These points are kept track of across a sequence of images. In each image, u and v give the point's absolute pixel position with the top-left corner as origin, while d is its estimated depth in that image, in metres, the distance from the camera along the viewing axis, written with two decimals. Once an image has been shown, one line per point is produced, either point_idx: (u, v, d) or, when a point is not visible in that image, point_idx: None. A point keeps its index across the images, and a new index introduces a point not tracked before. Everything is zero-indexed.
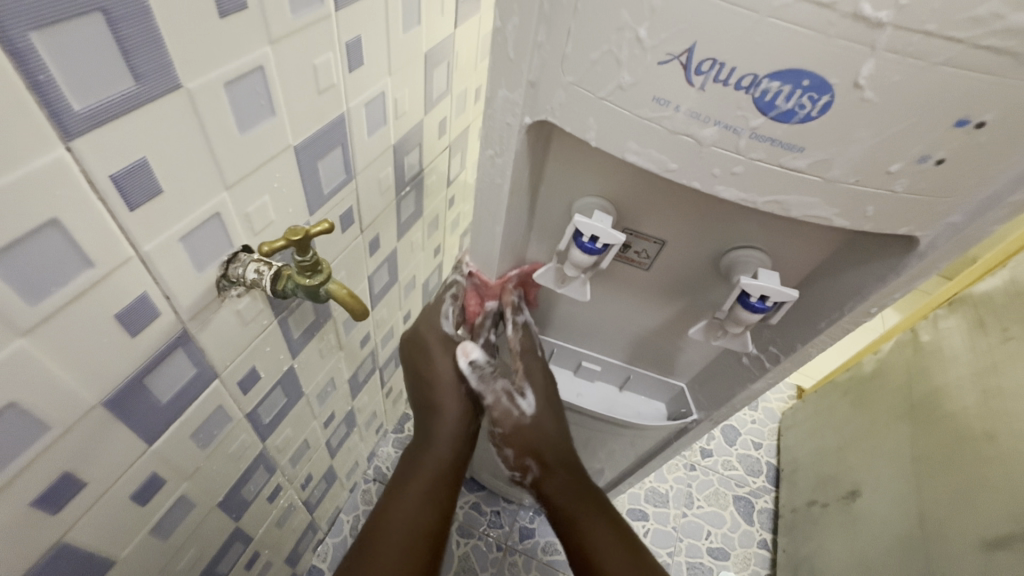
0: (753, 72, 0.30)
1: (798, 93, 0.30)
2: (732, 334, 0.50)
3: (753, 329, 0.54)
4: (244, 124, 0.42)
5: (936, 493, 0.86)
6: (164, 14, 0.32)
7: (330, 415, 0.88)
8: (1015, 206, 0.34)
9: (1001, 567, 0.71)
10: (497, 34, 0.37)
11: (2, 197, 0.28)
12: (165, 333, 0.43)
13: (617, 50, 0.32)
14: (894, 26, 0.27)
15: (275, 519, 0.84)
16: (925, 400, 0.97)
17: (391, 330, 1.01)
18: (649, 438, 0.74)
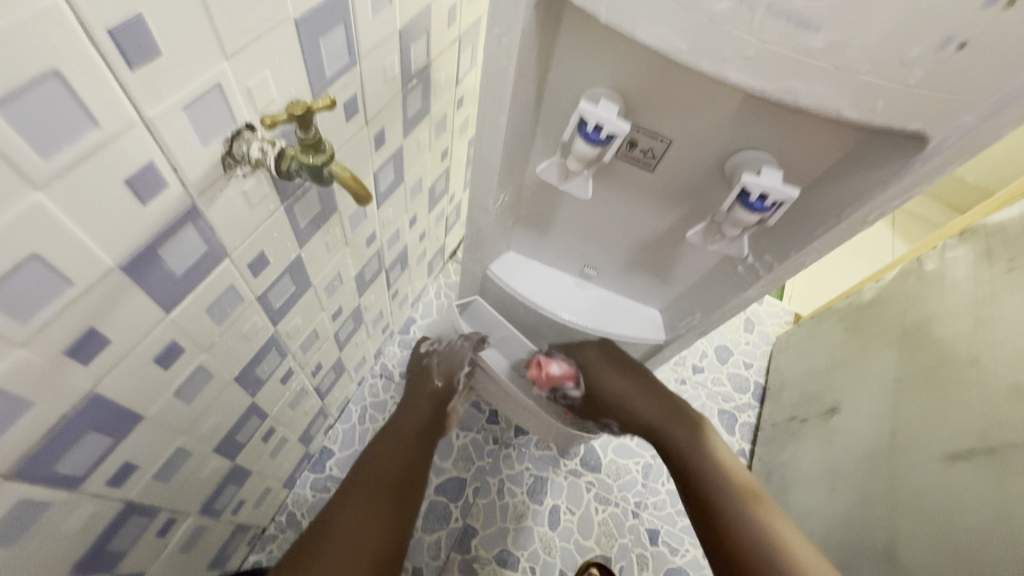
0: None
1: None
2: (730, 240, 0.51)
3: (752, 237, 0.54)
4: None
5: (911, 410, 0.90)
6: None
7: (338, 309, 0.92)
8: None
9: (958, 476, 0.76)
10: None
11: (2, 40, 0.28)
12: (175, 205, 0.45)
13: None
14: None
15: (289, 400, 0.91)
16: (915, 326, 0.99)
17: (398, 233, 1.03)
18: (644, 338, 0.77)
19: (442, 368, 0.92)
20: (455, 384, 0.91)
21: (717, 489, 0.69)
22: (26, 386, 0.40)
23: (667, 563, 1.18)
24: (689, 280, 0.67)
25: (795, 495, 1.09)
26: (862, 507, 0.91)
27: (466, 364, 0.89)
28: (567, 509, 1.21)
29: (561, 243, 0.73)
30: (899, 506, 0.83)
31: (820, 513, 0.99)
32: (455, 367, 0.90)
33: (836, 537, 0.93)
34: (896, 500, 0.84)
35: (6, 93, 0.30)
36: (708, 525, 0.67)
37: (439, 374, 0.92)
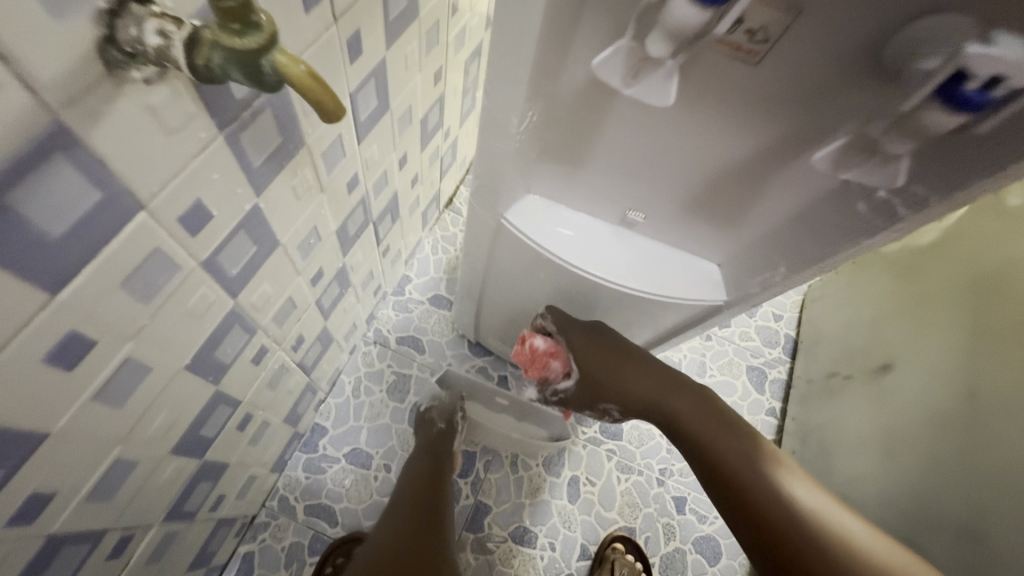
0: None
1: None
2: (881, 161, 0.40)
3: (907, 155, 0.39)
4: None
5: (991, 367, 0.78)
6: None
7: (318, 272, 0.76)
8: None
9: None
10: None
11: None
12: (22, 124, 0.28)
13: None
14: None
15: (266, 381, 0.77)
16: (995, 270, 0.85)
17: (386, 176, 0.85)
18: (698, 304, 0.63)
19: (441, 413, 0.99)
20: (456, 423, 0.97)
21: (764, 496, 0.54)
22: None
23: (695, 532, 1.10)
24: (775, 221, 0.53)
25: (842, 459, 0.99)
26: (933, 484, 0.79)
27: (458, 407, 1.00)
28: (586, 480, 1.11)
29: (600, 180, 0.56)
30: (980, 478, 0.72)
31: (876, 480, 0.89)
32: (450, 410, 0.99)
33: (908, 526, 0.80)
34: (969, 467, 0.74)
35: None
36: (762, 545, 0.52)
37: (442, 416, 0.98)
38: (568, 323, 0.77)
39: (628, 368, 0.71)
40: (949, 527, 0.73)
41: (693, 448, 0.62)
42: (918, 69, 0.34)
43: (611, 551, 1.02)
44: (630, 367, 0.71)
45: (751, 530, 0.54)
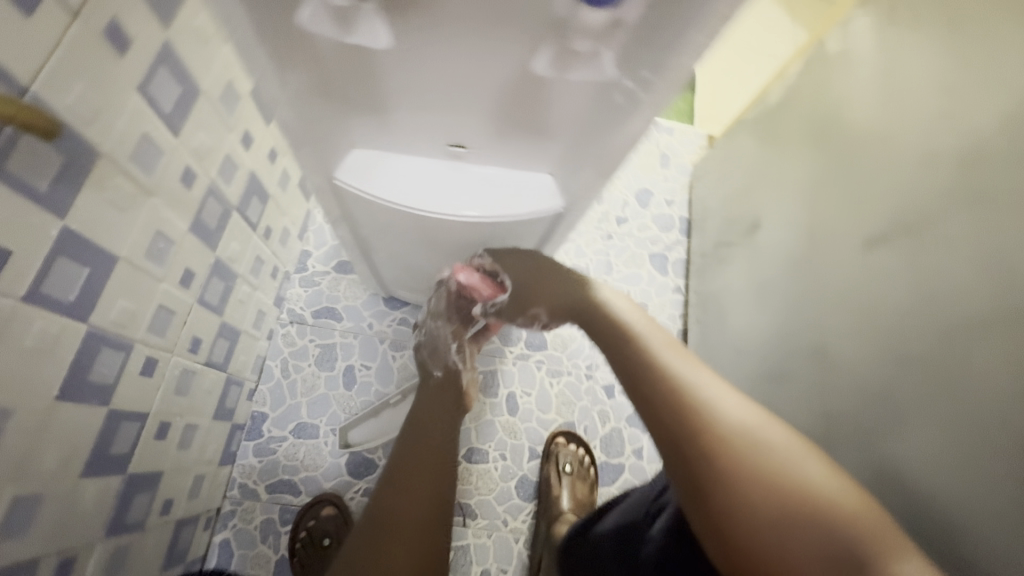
0: None
1: None
2: (587, 60, 0.46)
3: (628, 46, 0.43)
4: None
5: (826, 206, 0.86)
6: None
7: (187, 272, 0.76)
8: None
9: (872, 264, 0.73)
10: None
11: None
12: None
13: None
14: None
15: (173, 388, 0.78)
16: (825, 115, 0.92)
17: (232, 159, 0.82)
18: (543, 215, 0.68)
19: (432, 359, 0.99)
20: (453, 366, 0.96)
21: (649, 375, 0.55)
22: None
23: (627, 410, 1.23)
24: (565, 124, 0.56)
25: (730, 317, 1.10)
26: (801, 314, 0.87)
27: (452, 342, 1.00)
28: (523, 393, 1.21)
29: (407, 121, 0.57)
30: (823, 305, 0.82)
31: (755, 329, 0.99)
32: (443, 354, 0.98)
33: (787, 359, 0.88)
34: (813, 299, 0.85)
35: None
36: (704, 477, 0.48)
37: (436, 364, 0.96)
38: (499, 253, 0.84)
39: (559, 286, 0.74)
40: (813, 348, 0.82)
41: (604, 337, 0.64)
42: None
43: (553, 446, 1.15)
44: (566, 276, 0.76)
45: (665, 439, 0.52)
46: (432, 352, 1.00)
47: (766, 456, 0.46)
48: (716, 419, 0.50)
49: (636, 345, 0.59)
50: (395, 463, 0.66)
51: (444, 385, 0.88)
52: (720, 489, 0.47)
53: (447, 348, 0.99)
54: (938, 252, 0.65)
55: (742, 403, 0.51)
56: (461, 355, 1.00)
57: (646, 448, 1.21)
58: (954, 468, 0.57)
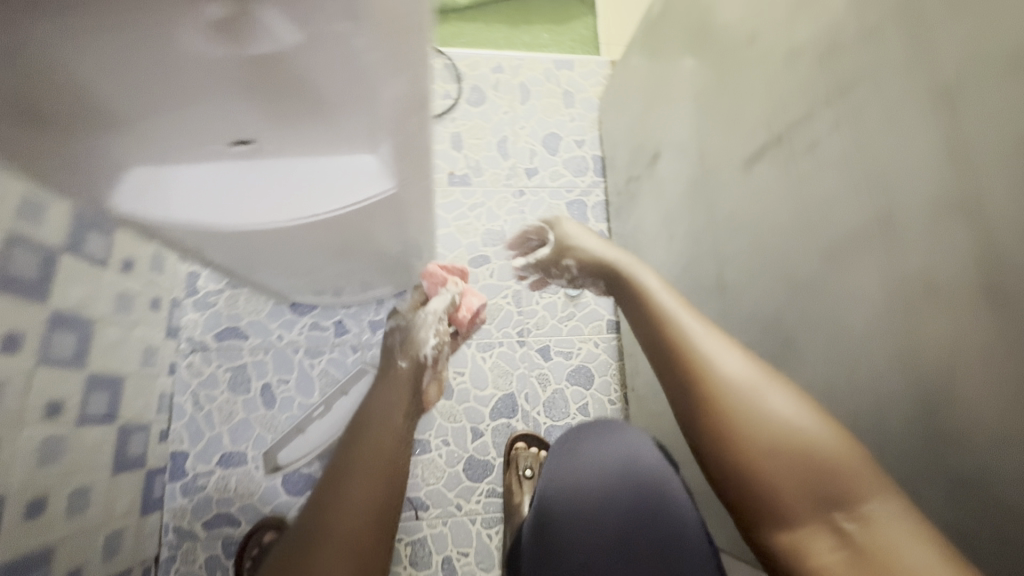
0: None
1: None
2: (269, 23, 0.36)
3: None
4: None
5: (711, 123, 0.78)
6: None
7: (9, 336, 0.67)
8: None
9: (758, 181, 0.67)
10: None
11: None
12: None
13: None
14: None
15: (37, 460, 0.72)
16: (701, 18, 0.82)
17: (35, 198, 0.72)
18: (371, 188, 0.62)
19: (403, 350, 0.81)
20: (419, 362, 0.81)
21: (662, 338, 0.55)
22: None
23: (566, 369, 1.20)
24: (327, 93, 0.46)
25: (648, 256, 1.04)
26: (708, 245, 0.81)
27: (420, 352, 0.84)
28: (456, 374, 1.17)
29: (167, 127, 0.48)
30: (723, 233, 0.76)
31: (670, 267, 0.94)
32: (412, 350, 0.82)
33: (701, 294, 0.82)
34: (715, 228, 0.78)
35: None
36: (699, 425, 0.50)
37: (402, 355, 0.80)
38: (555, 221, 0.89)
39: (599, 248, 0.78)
40: (718, 281, 0.77)
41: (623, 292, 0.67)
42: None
43: (512, 453, 1.10)
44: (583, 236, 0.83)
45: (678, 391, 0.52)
46: (405, 334, 0.87)
47: (751, 409, 0.48)
48: (713, 371, 0.50)
49: (653, 309, 0.59)
50: (352, 435, 0.56)
51: (415, 384, 0.76)
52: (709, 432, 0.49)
53: (425, 339, 0.88)
54: (870, 138, 0.51)
55: (743, 354, 0.51)
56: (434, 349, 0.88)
57: (591, 403, 1.19)
58: (917, 383, 0.48)
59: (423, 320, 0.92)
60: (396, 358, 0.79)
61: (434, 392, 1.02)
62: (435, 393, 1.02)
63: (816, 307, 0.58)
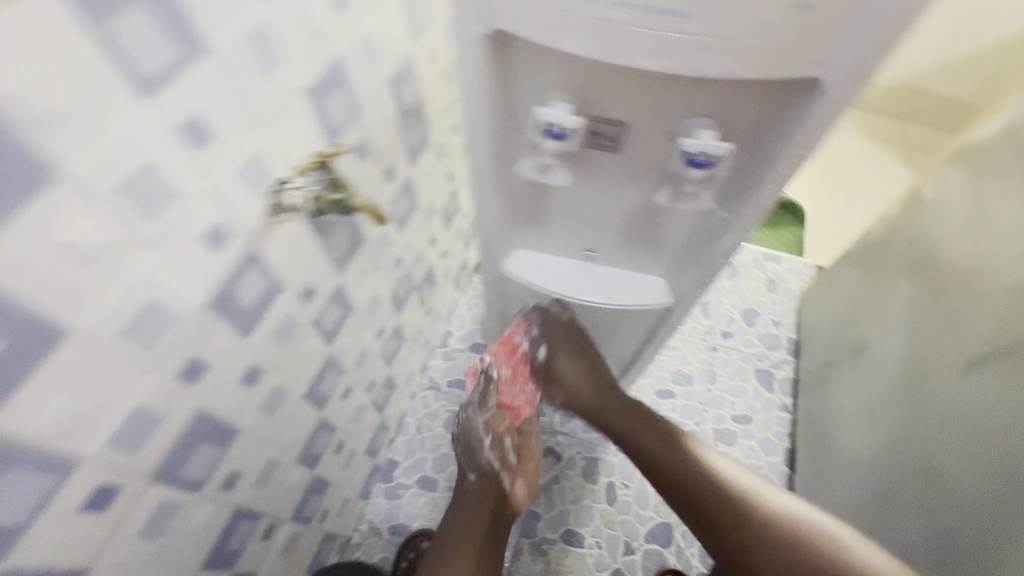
0: None
1: None
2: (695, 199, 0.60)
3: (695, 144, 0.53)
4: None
5: (933, 333, 0.95)
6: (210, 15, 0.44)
7: (381, 328, 1.03)
8: (884, 47, 0.42)
9: (981, 385, 0.82)
10: None
11: (109, 166, 0.39)
12: (242, 252, 0.57)
13: None
14: None
15: (351, 416, 1.02)
16: (924, 250, 1.03)
17: (421, 255, 1.12)
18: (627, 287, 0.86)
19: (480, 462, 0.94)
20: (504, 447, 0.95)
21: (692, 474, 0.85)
22: (142, 406, 0.50)
23: None
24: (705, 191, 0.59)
25: (841, 436, 1.12)
26: (909, 437, 0.94)
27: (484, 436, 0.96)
28: (622, 484, 1.28)
29: (604, 166, 0.65)
30: (938, 424, 0.88)
31: (870, 450, 1.03)
32: (476, 451, 0.96)
33: (899, 476, 0.94)
34: (926, 421, 0.91)
35: (124, 184, 0.41)
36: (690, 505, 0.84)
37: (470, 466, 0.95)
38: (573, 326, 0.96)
39: (633, 417, 0.93)
40: (926, 469, 0.88)
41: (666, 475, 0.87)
42: (698, 137, 0.51)
43: None
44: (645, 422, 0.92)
45: (689, 495, 0.84)
46: (478, 436, 0.97)
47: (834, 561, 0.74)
48: (756, 502, 0.81)
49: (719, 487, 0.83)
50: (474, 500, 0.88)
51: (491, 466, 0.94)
52: (728, 528, 0.80)
53: (494, 437, 0.96)
54: (952, 382, 0.88)
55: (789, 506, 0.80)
56: (499, 449, 0.95)
57: None
58: (956, 508, 0.80)
59: (482, 410, 1.00)
60: (487, 431, 0.97)
61: (522, 487, 0.94)
62: (522, 492, 0.93)
63: (920, 462, 0.90)
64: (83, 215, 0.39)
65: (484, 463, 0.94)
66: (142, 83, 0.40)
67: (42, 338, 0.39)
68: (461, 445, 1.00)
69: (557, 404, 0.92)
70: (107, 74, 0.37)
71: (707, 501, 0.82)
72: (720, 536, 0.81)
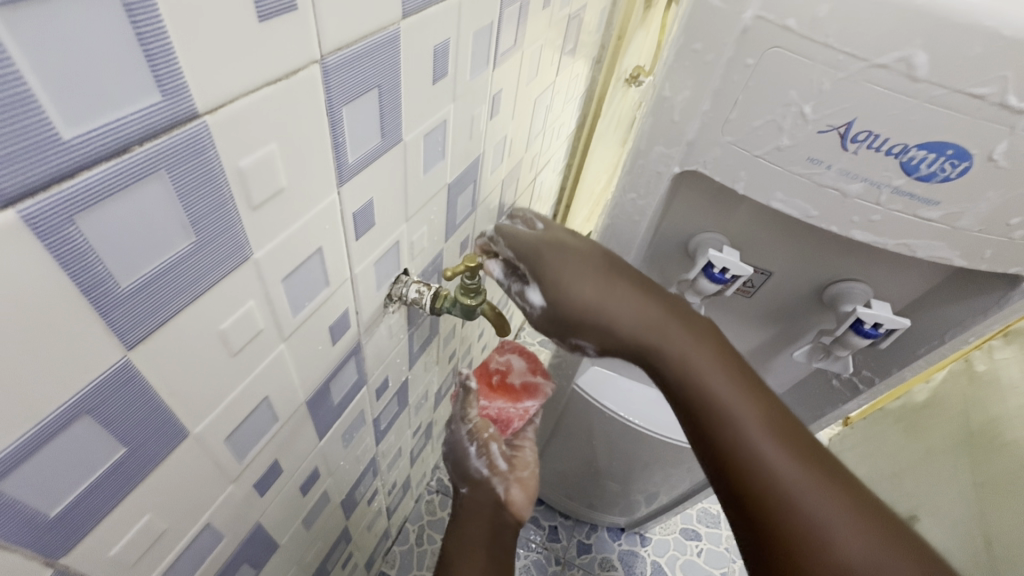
0: (903, 143, 0.40)
1: (941, 160, 0.40)
2: (834, 358, 0.59)
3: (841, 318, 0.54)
4: (474, 67, 0.50)
5: (1002, 509, 0.93)
6: (409, 109, 0.42)
7: (419, 425, 0.93)
8: None
9: None
10: (665, 101, 0.46)
11: (283, 248, 0.34)
12: (349, 344, 0.51)
13: (781, 119, 0.43)
14: (1006, 152, 0.39)
15: (367, 524, 0.89)
16: (981, 431, 1.08)
17: (470, 347, 1.06)
18: None
19: (474, 459, 0.67)
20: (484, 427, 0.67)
21: (741, 436, 0.46)
22: (211, 524, 0.40)
23: None
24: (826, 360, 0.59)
25: None
26: None
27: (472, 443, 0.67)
28: None
29: (727, 310, 0.65)
30: None
31: None
32: (465, 460, 0.68)
33: None
34: None
35: (291, 269, 0.36)
36: (744, 495, 0.45)
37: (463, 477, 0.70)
38: (525, 236, 0.55)
39: (688, 354, 0.50)
40: None
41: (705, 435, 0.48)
42: (869, 304, 0.53)
43: None
44: (725, 386, 0.48)
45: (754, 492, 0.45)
46: (462, 449, 0.68)
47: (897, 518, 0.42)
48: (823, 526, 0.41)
49: (801, 470, 0.44)
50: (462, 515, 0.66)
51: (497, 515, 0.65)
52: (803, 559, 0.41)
53: (474, 448, 0.67)
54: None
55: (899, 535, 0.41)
56: (485, 455, 0.67)
57: None
58: None
59: (464, 415, 0.69)
60: (476, 462, 0.67)
61: (520, 493, 0.64)
62: (521, 499, 0.64)
63: None
64: (254, 301, 0.34)
65: (474, 473, 0.67)
66: (337, 167, 0.36)
67: (164, 441, 0.31)
68: (449, 456, 0.72)
69: (590, 351, 0.55)
70: (326, 155, 0.34)
71: (753, 464, 0.45)
72: (756, 530, 0.45)
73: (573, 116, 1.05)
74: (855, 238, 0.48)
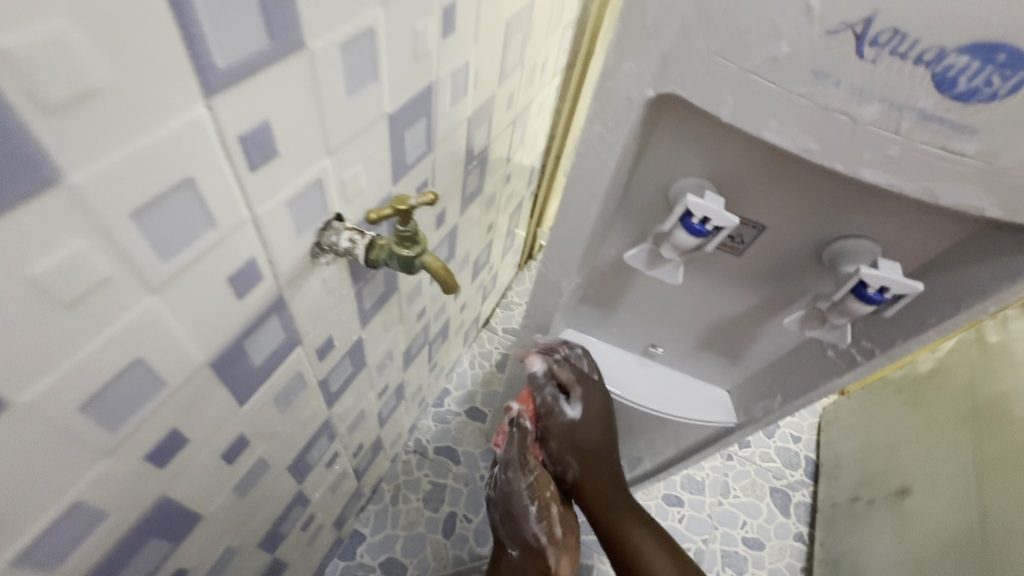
0: (940, 46, 0.32)
1: (988, 70, 0.32)
2: (830, 326, 0.52)
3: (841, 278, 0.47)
4: None
5: (1002, 488, 0.88)
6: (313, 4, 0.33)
7: (384, 386, 0.88)
8: None
9: None
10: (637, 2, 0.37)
11: (119, 174, 0.26)
12: (266, 298, 0.44)
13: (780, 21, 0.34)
14: None
15: (329, 486, 0.85)
16: (986, 404, 1.01)
17: (443, 306, 0.99)
18: (686, 402, 0.75)
19: (535, 528, 0.76)
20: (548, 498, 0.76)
21: None
22: (84, 498, 0.35)
23: None
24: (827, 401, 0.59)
25: None
26: None
27: (531, 505, 0.76)
28: None
29: (712, 269, 0.57)
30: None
31: None
32: (523, 523, 0.77)
33: None
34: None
35: (143, 202, 0.29)
36: None
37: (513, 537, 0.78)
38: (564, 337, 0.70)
39: None
40: None
41: None
42: (875, 265, 0.45)
43: None
44: None
45: None
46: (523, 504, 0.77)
47: None
48: None
49: None
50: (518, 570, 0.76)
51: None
52: None
53: (532, 509, 0.76)
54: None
55: None
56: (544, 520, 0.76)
57: None
58: None
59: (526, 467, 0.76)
60: (539, 527, 0.76)
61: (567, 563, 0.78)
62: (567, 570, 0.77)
63: None
64: (82, 237, 0.26)
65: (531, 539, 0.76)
66: (197, 70, 0.28)
67: None
68: (500, 502, 0.79)
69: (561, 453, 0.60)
70: (172, 46, 0.26)
71: None
72: None
73: (561, 52, 0.94)
74: (865, 181, 0.40)
